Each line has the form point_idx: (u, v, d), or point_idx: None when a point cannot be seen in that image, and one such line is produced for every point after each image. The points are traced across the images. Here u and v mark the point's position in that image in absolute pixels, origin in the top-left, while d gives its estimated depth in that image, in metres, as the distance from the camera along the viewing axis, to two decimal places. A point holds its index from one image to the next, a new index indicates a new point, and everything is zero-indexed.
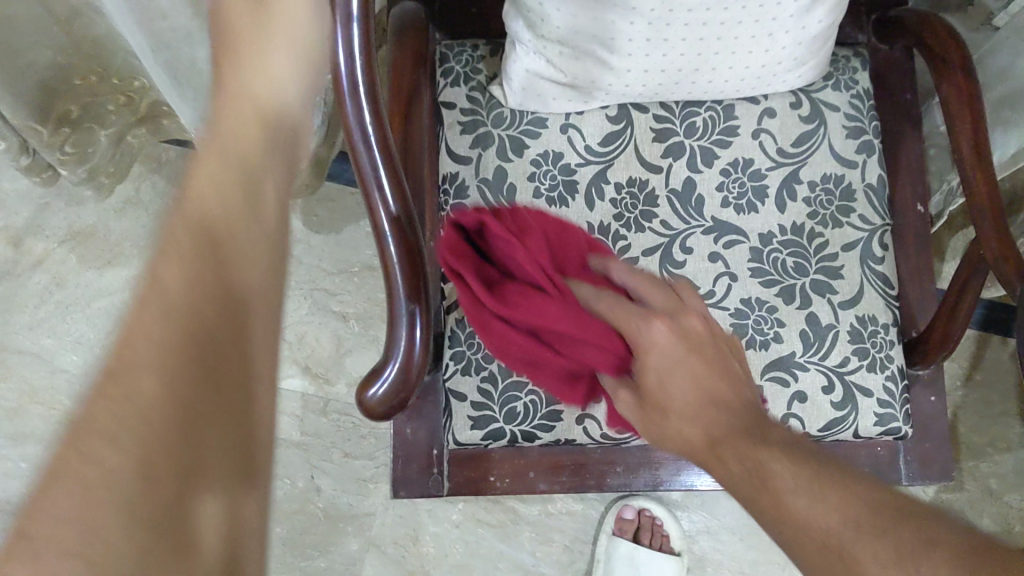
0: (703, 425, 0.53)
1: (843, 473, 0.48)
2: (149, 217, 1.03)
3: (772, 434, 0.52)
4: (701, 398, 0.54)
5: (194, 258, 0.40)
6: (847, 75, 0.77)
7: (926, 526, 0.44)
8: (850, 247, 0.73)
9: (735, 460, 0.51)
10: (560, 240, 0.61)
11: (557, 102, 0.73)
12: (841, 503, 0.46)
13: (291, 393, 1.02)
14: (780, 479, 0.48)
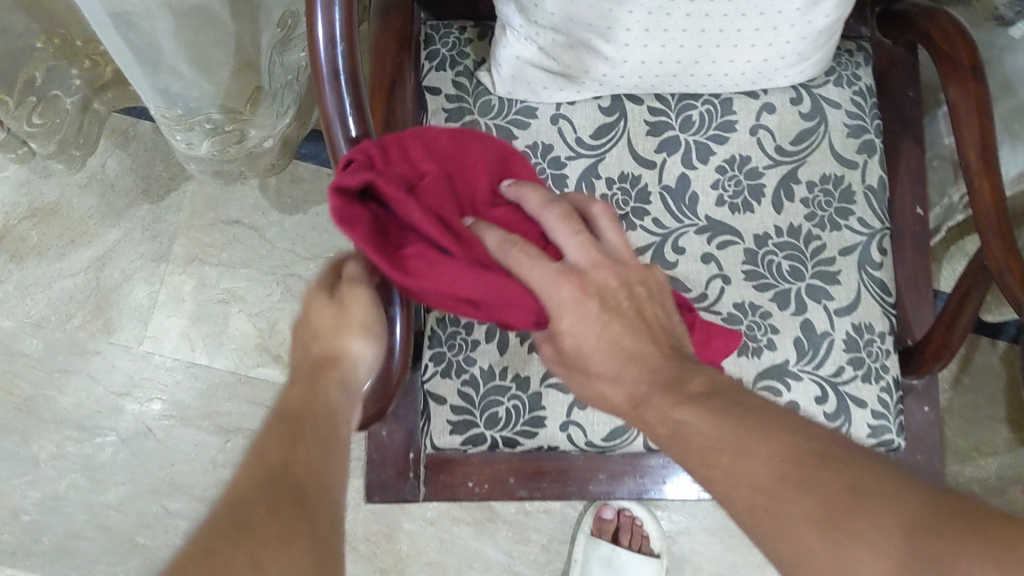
0: (627, 384, 0.51)
1: (772, 416, 0.46)
2: (115, 195, 0.99)
3: (695, 382, 0.49)
4: (623, 356, 0.52)
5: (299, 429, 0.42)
6: (850, 70, 0.74)
7: (863, 468, 0.41)
8: (848, 251, 0.71)
9: (661, 419, 0.49)
10: (459, 163, 0.51)
11: (548, 91, 0.69)
12: (774, 456, 0.43)
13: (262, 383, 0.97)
14: (706, 436, 0.46)
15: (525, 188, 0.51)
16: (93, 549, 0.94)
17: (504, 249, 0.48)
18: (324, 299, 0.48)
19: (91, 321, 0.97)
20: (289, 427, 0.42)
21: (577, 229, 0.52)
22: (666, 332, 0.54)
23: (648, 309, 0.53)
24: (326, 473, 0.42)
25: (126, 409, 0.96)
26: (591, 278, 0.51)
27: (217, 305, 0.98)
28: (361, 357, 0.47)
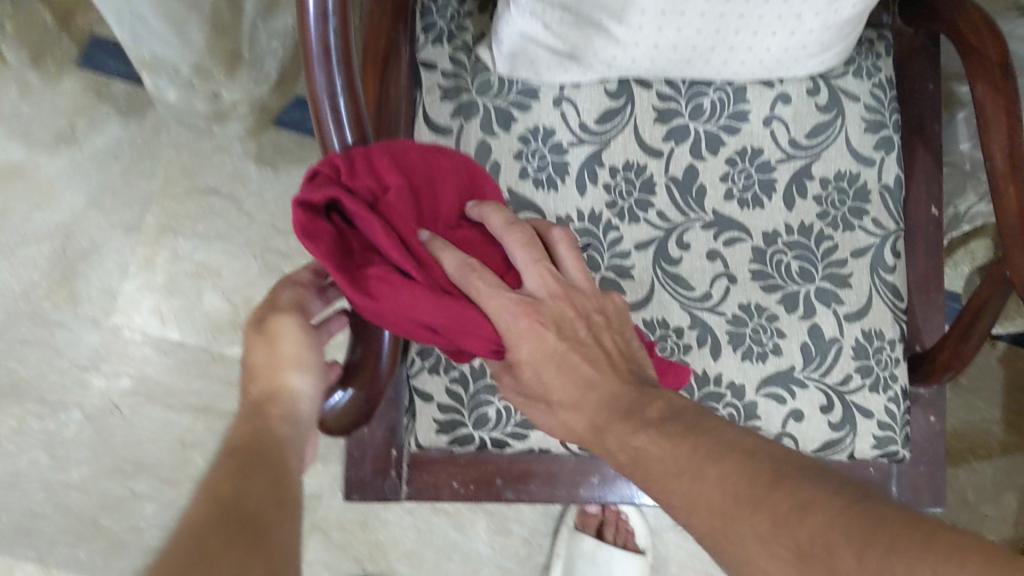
0: (590, 413, 0.49)
1: (733, 437, 0.43)
2: (84, 158, 0.94)
3: (655, 408, 0.47)
4: (582, 386, 0.49)
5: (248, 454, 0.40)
6: (870, 61, 0.69)
7: (821, 483, 0.38)
8: (860, 254, 0.67)
9: (623, 449, 0.46)
10: (436, 182, 0.48)
11: (551, 72, 0.65)
12: (728, 475, 0.40)
13: (236, 361, 0.93)
14: (665, 461, 0.43)
15: (491, 212, 0.48)
16: (54, 530, 0.90)
17: (467, 276, 0.45)
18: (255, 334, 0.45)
19: (56, 291, 0.92)
20: (232, 460, 0.39)
21: (540, 256, 0.48)
22: (625, 359, 0.51)
23: (605, 335, 0.51)
24: (278, 497, 0.38)
25: (91, 385, 0.91)
26: (551, 307, 0.48)
27: (190, 279, 0.93)
28: (304, 391, 0.45)
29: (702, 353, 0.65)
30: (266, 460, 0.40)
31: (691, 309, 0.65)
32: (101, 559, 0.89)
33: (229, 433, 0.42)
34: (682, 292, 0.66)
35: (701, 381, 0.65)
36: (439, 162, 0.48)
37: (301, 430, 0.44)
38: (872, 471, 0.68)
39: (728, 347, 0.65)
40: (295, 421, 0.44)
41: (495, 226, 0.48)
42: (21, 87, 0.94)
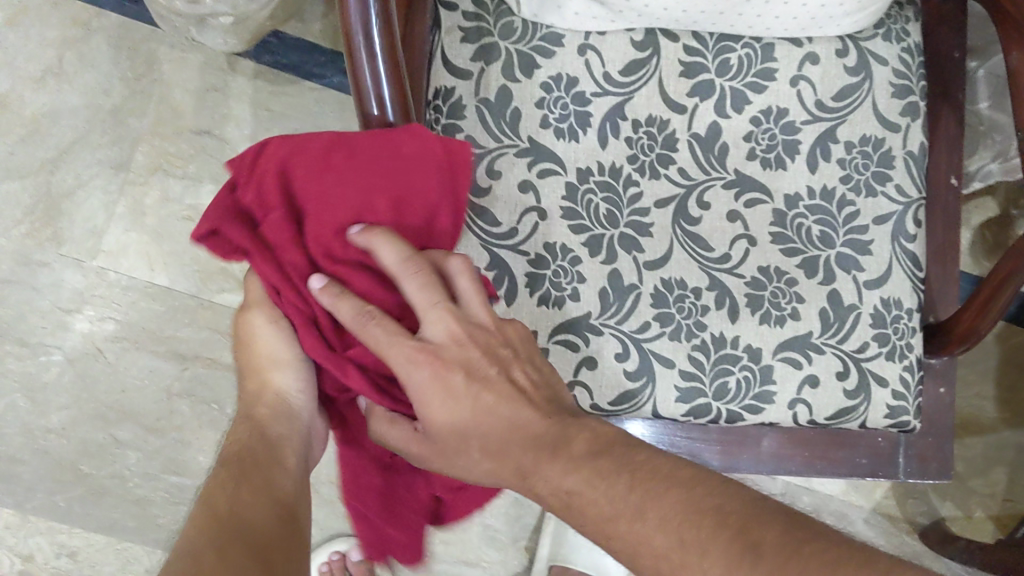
0: (512, 458, 0.47)
1: (664, 472, 0.43)
2: (71, 92, 0.90)
3: (578, 444, 0.46)
4: (491, 425, 0.47)
5: (236, 467, 0.43)
6: (899, 24, 0.68)
7: (764, 520, 0.40)
8: (881, 220, 0.66)
9: (552, 492, 0.45)
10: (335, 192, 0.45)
11: (578, 17, 0.62)
12: (668, 518, 0.41)
13: (226, 310, 0.90)
14: (600, 504, 0.43)
15: (376, 244, 0.44)
16: (33, 475, 0.88)
17: (361, 320, 0.44)
18: (245, 339, 0.49)
19: (39, 230, 0.88)
20: (229, 467, 0.43)
21: (439, 299, 0.45)
22: (545, 399, 0.49)
23: (516, 371, 0.48)
24: (279, 499, 0.43)
25: (73, 327, 0.88)
26: (455, 352, 0.46)
27: (180, 223, 0.90)
28: (288, 387, 0.48)
29: (719, 314, 0.63)
30: (251, 472, 0.43)
31: (711, 270, 0.64)
32: (81, 507, 0.88)
33: (232, 435, 0.46)
34: (701, 252, 0.64)
35: (718, 343, 0.63)
36: (356, 161, 0.45)
37: (294, 424, 0.47)
38: (881, 441, 0.68)
39: (747, 309, 0.64)
40: (289, 419, 0.47)
41: (386, 262, 0.44)
42: (6, 14, 0.89)
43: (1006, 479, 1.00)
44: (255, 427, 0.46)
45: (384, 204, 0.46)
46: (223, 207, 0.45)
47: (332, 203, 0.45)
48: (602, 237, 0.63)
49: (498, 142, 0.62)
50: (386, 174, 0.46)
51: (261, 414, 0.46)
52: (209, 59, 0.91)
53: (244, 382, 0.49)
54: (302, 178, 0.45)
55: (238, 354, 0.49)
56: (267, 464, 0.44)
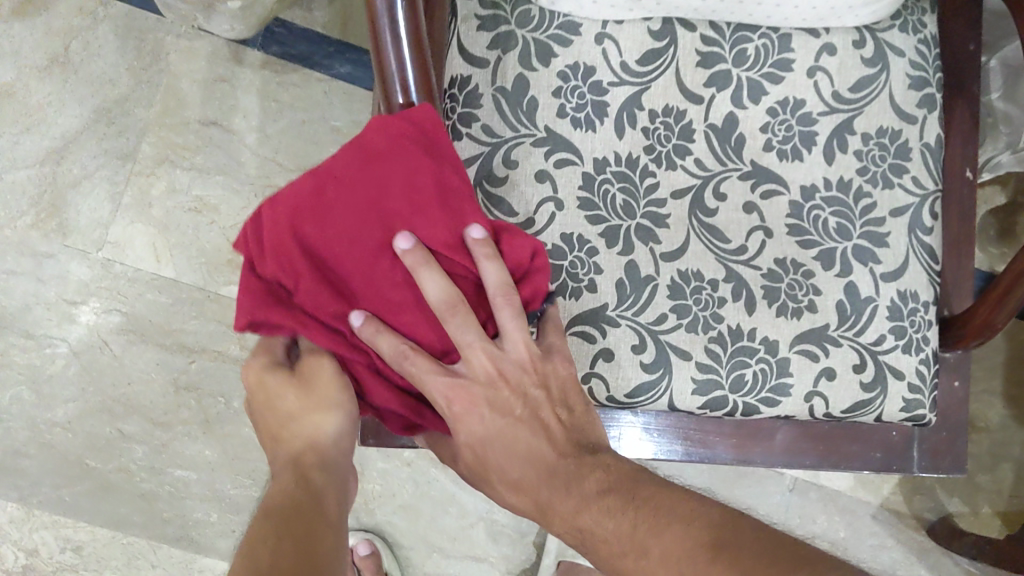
0: (533, 490, 0.49)
1: (666, 508, 0.46)
2: (78, 82, 0.89)
3: (591, 480, 0.48)
4: (519, 460, 0.49)
5: (285, 525, 0.42)
6: (916, 15, 0.67)
7: (749, 557, 0.42)
8: (898, 213, 0.66)
9: (569, 528, 0.48)
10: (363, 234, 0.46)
11: (595, 6, 0.62)
12: (665, 555, 0.44)
13: (232, 302, 0.90)
14: (609, 542, 0.46)
15: (423, 270, 0.46)
16: (39, 469, 0.87)
17: (400, 362, 0.46)
18: (288, 388, 0.47)
19: (44, 221, 0.88)
20: (278, 522, 0.42)
21: (477, 336, 0.47)
22: (568, 429, 0.50)
23: (545, 409, 0.49)
24: (325, 551, 0.42)
25: (79, 320, 0.88)
26: (484, 387, 0.48)
27: (187, 214, 0.89)
28: (335, 434, 0.47)
29: (735, 306, 0.63)
30: (299, 533, 0.42)
31: (728, 261, 0.63)
32: (88, 501, 0.88)
33: (273, 488, 0.45)
34: (718, 244, 0.64)
35: (734, 335, 0.63)
36: (369, 198, 0.46)
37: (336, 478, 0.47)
38: (896, 434, 0.67)
39: (763, 301, 0.63)
40: (331, 471, 0.47)
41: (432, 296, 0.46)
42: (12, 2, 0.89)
43: (1013, 476, 1.00)
44: (299, 481, 0.45)
45: (407, 225, 0.46)
46: (248, 285, 0.46)
47: (357, 251, 0.46)
48: (618, 227, 0.62)
49: (515, 131, 0.62)
50: (400, 201, 0.46)
51: (305, 467, 0.46)
52: (215, 51, 0.91)
53: (277, 430, 0.48)
54: (320, 233, 0.45)
55: (273, 399, 0.48)
56: (314, 524, 0.43)
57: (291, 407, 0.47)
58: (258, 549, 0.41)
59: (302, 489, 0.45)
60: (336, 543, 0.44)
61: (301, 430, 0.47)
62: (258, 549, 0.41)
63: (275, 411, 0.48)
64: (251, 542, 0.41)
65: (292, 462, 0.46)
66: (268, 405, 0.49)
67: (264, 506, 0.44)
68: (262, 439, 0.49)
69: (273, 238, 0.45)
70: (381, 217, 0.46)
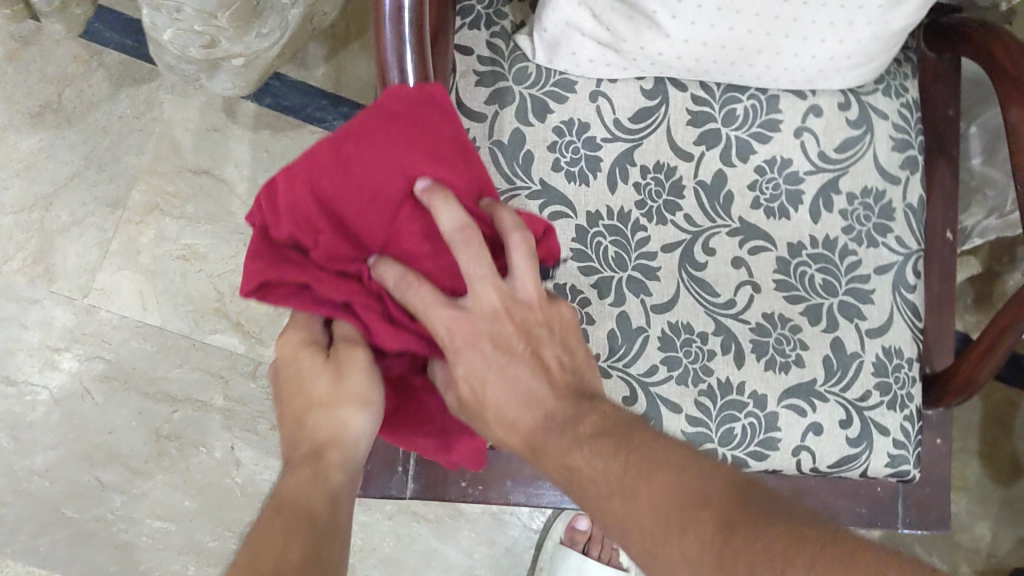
0: (523, 426, 0.47)
1: (663, 455, 0.43)
2: (69, 128, 0.89)
3: (586, 419, 0.46)
4: (516, 396, 0.47)
5: (289, 530, 0.42)
6: (898, 80, 0.70)
7: (755, 515, 0.39)
8: (882, 271, 0.67)
9: (556, 467, 0.46)
10: (381, 184, 0.46)
11: (592, 65, 0.63)
12: (660, 506, 0.41)
13: (217, 352, 0.89)
14: (597, 482, 0.44)
15: (439, 203, 0.45)
16: (15, 518, 0.86)
17: (404, 291, 0.45)
18: (324, 373, 0.47)
19: (31, 267, 0.87)
20: (284, 526, 0.42)
21: (487, 271, 0.45)
22: (567, 371, 0.49)
23: (547, 349, 0.48)
24: (328, 560, 0.42)
25: (61, 367, 0.87)
26: (491, 324, 0.46)
27: (176, 262, 0.89)
28: (360, 429, 0.46)
29: (725, 359, 0.64)
30: (297, 537, 0.42)
31: (717, 315, 0.64)
32: (64, 550, 0.86)
33: (290, 478, 0.45)
34: (707, 297, 0.64)
35: (724, 389, 0.63)
36: (384, 150, 0.45)
37: (353, 476, 0.47)
38: (880, 490, 0.68)
39: (752, 355, 0.64)
40: (348, 471, 0.46)
41: (445, 230, 0.45)
42: (6, 48, 0.89)
43: (989, 534, 1.02)
44: (314, 476, 0.45)
45: (423, 171, 0.46)
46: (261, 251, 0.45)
47: (373, 202, 0.46)
48: (610, 279, 0.63)
49: (510, 184, 0.63)
50: (417, 153, 0.46)
51: (324, 462, 0.45)
52: (207, 103, 0.92)
53: (305, 410, 0.47)
54: (337, 186, 0.45)
55: (309, 382, 0.47)
56: (319, 529, 0.43)
57: (323, 395, 0.47)
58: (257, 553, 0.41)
59: (316, 487, 0.44)
60: (339, 554, 0.44)
61: (327, 421, 0.46)
62: (257, 552, 0.41)
63: (309, 394, 0.47)
64: (254, 541, 0.42)
65: (313, 453, 0.46)
66: (302, 387, 0.48)
67: (275, 500, 0.44)
68: (285, 420, 0.49)
69: (289, 193, 0.45)
70: (398, 165, 0.46)
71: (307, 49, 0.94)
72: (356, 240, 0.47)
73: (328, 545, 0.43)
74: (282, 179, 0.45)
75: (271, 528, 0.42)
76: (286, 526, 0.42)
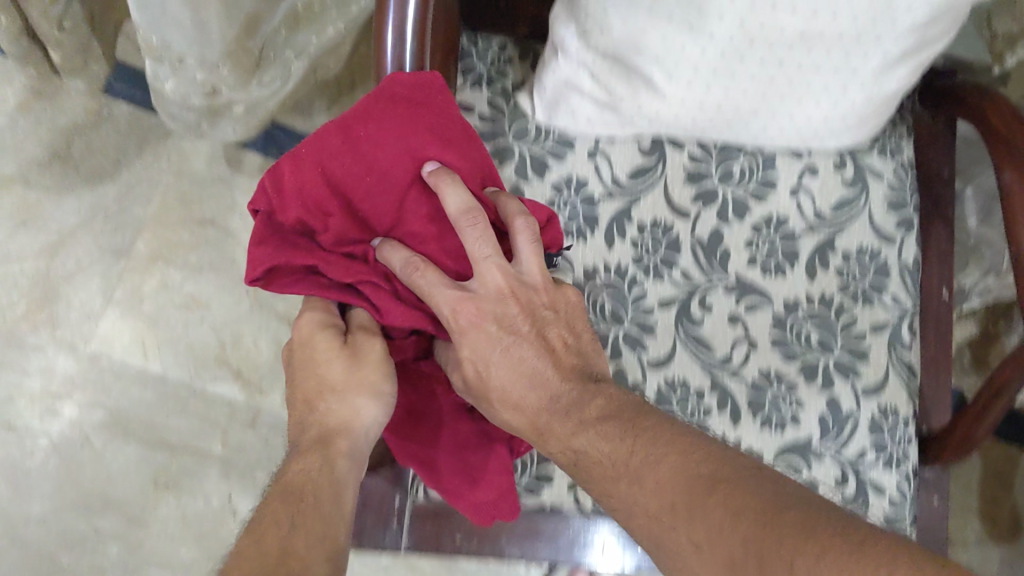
0: (530, 411, 0.52)
1: (663, 436, 0.49)
2: (77, 178, 0.91)
3: (592, 408, 0.52)
4: (525, 383, 0.53)
5: (296, 506, 0.46)
6: (893, 141, 0.71)
7: (748, 486, 0.43)
8: (879, 329, 0.67)
9: (563, 450, 0.51)
10: (388, 165, 0.48)
11: (590, 124, 0.64)
12: (663, 483, 0.46)
13: (217, 400, 0.89)
14: (603, 465, 0.49)
15: (447, 184, 0.48)
16: (9, 566, 0.85)
17: (413, 273, 0.48)
18: (335, 349, 0.49)
19: (35, 313, 0.88)
20: (291, 501, 0.47)
21: (491, 250, 0.50)
22: (571, 353, 0.55)
23: (551, 329, 0.54)
24: (335, 540, 0.46)
25: (62, 414, 0.87)
26: (495, 303, 0.51)
27: (178, 311, 0.90)
28: (371, 417, 0.50)
29: (722, 415, 0.64)
30: (306, 513, 0.46)
31: (713, 373, 0.65)
32: None
33: (299, 459, 0.49)
34: (704, 354, 0.65)
35: None
36: (393, 134, 0.48)
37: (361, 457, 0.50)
38: None
39: (748, 413, 0.64)
40: (358, 452, 0.50)
41: (452, 209, 0.49)
42: (17, 98, 0.91)
43: None
44: (322, 457, 0.49)
45: (430, 155, 0.49)
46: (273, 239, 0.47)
47: (382, 183, 0.48)
48: (606, 334, 0.64)
49: None
50: (424, 137, 0.49)
51: (334, 444, 0.49)
52: (214, 153, 0.93)
53: (321, 389, 0.50)
54: (348, 169, 0.47)
55: (324, 364, 0.50)
56: (325, 502, 0.47)
57: (337, 377, 0.49)
58: (270, 526, 0.45)
59: (324, 467, 0.48)
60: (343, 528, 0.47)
61: (340, 405, 0.49)
62: (265, 525, 0.46)
63: (324, 374, 0.50)
64: (265, 517, 0.46)
65: (326, 433, 0.50)
66: (317, 367, 0.50)
67: (285, 476, 0.48)
68: (294, 399, 0.52)
69: (301, 176, 0.46)
70: (405, 150, 0.49)
71: (312, 100, 0.95)
72: (363, 222, 0.49)
73: (334, 516, 0.47)
74: (289, 166, 0.47)
75: (281, 504, 0.47)
76: (293, 501, 0.47)
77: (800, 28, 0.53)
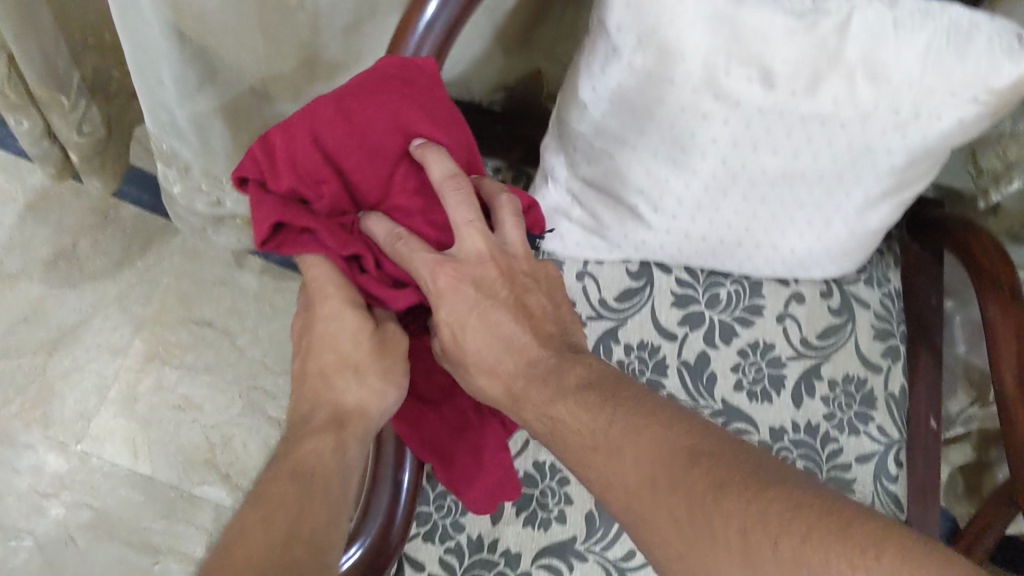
0: (505, 376, 0.49)
1: (645, 410, 0.46)
2: (80, 276, 0.93)
3: (573, 375, 0.49)
4: (499, 344, 0.49)
5: (302, 487, 0.44)
6: (879, 272, 0.73)
7: (734, 468, 0.42)
8: (864, 459, 0.67)
9: (538, 417, 0.48)
10: (377, 134, 0.46)
11: (577, 248, 0.64)
12: (644, 457, 0.43)
13: (204, 504, 0.89)
14: (582, 436, 0.46)
15: (434, 156, 0.46)
16: None
17: (398, 243, 0.46)
18: (364, 337, 0.47)
19: (29, 411, 0.88)
20: (295, 482, 0.44)
21: (472, 214, 0.47)
22: (549, 321, 0.52)
23: (530, 297, 0.51)
24: (336, 525, 0.45)
25: (48, 513, 0.86)
26: (472, 268, 0.48)
27: (171, 411, 0.91)
28: (386, 405, 0.48)
29: None
30: (311, 495, 0.44)
31: None
32: None
33: (310, 440, 0.46)
34: None
35: None
36: (382, 106, 0.46)
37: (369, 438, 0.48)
38: None
39: None
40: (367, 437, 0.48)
41: (436, 178, 0.46)
42: (28, 199, 0.94)
43: None
44: (330, 436, 0.46)
45: (418, 130, 0.47)
46: (268, 198, 0.44)
47: (372, 154, 0.46)
48: None
49: None
50: (414, 109, 0.46)
51: (345, 424, 0.47)
52: (218, 255, 0.96)
53: (336, 359, 0.48)
54: (341, 140, 0.45)
55: (339, 337, 0.47)
56: (328, 485, 0.45)
57: (354, 355, 0.47)
58: (270, 504, 0.43)
59: (331, 446, 0.46)
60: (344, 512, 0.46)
61: (354, 385, 0.47)
62: (264, 505, 0.43)
63: (339, 346, 0.47)
64: (265, 492, 0.44)
65: (337, 409, 0.48)
66: (331, 341, 0.47)
67: (291, 448, 0.46)
68: (304, 373, 0.49)
69: (290, 144, 0.44)
70: (393, 122, 0.46)
71: None
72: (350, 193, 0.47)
73: (337, 501, 0.45)
74: (279, 134, 0.44)
75: (284, 479, 0.45)
76: (296, 477, 0.45)
77: (782, 168, 0.54)
